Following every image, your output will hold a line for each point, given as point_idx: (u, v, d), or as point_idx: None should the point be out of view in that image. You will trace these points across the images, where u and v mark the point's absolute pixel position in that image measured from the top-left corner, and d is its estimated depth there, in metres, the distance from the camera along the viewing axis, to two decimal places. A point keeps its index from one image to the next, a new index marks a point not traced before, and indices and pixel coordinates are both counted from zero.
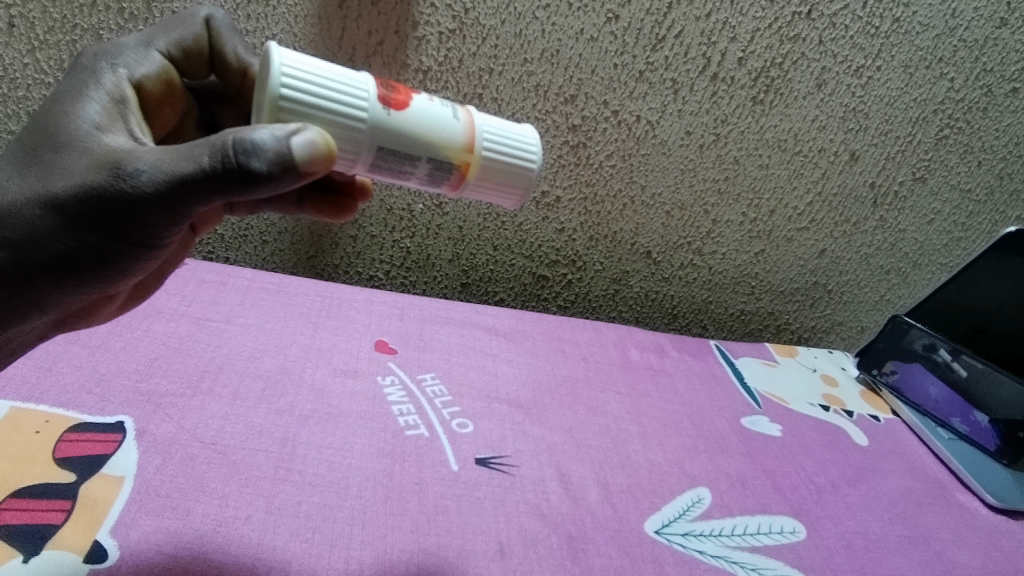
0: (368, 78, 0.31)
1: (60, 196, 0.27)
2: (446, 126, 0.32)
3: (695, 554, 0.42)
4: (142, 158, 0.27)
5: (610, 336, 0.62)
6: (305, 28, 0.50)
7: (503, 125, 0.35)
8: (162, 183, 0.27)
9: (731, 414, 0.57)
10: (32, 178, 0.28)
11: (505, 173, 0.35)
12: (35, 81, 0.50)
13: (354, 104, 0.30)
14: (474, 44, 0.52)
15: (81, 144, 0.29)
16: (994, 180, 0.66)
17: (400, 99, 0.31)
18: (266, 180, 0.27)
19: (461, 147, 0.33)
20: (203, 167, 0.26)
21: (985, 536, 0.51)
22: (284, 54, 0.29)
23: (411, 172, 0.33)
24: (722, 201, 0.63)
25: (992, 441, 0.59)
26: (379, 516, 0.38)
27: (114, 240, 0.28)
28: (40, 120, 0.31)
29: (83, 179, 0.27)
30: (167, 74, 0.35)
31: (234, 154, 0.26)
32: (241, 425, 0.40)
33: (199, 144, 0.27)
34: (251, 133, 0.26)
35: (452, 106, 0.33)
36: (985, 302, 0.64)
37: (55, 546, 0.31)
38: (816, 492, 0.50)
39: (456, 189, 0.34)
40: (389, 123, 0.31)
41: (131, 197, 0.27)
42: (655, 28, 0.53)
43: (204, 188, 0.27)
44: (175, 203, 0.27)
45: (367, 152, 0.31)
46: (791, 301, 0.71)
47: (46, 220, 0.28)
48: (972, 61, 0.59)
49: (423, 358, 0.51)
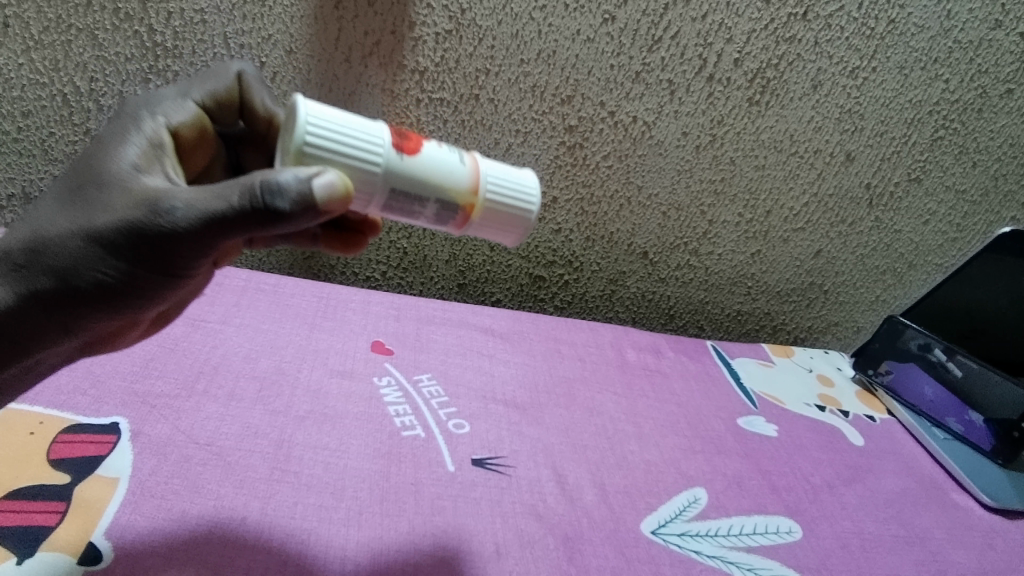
0: (385, 127, 0.32)
1: (97, 230, 0.28)
2: (453, 170, 0.33)
3: (692, 554, 0.42)
4: (175, 196, 0.27)
5: (607, 336, 0.62)
6: (301, 28, 0.50)
7: (507, 170, 0.35)
8: (193, 220, 0.27)
9: (727, 414, 0.57)
10: (71, 215, 0.29)
11: (508, 216, 0.35)
12: (31, 82, 0.50)
13: (374, 150, 0.31)
14: (470, 45, 0.52)
15: (118, 183, 0.29)
16: (989, 181, 0.66)
17: (411, 143, 0.32)
18: (291, 217, 0.27)
19: (468, 189, 0.33)
20: (232, 205, 0.26)
21: (981, 535, 0.51)
22: (310, 105, 0.30)
23: (421, 212, 0.33)
24: (719, 202, 0.63)
25: (987, 441, 0.59)
26: (376, 516, 0.37)
27: (147, 274, 0.28)
28: (82, 159, 0.31)
29: (119, 216, 0.28)
30: (201, 121, 0.36)
31: (262, 194, 0.26)
32: (237, 426, 0.40)
33: (229, 185, 0.27)
34: (277, 174, 0.26)
35: (459, 151, 0.34)
36: (971, 301, 0.65)
37: (49, 548, 0.31)
38: (812, 492, 0.50)
39: (461, 228, 0.34)
40: (403, 167, 0.31)
41: (164, 234, 0.27)
42: (652, 29, 0.53)
43: (235, 226, 0.27)
44: (204, 241, 0.27)
45: (381, 192, 0.31)
46: (786, 302, 0.71)
47: (83, 254, 0.28)
48: (967, 62, 0.60)
49: (420, 359, 0.51)
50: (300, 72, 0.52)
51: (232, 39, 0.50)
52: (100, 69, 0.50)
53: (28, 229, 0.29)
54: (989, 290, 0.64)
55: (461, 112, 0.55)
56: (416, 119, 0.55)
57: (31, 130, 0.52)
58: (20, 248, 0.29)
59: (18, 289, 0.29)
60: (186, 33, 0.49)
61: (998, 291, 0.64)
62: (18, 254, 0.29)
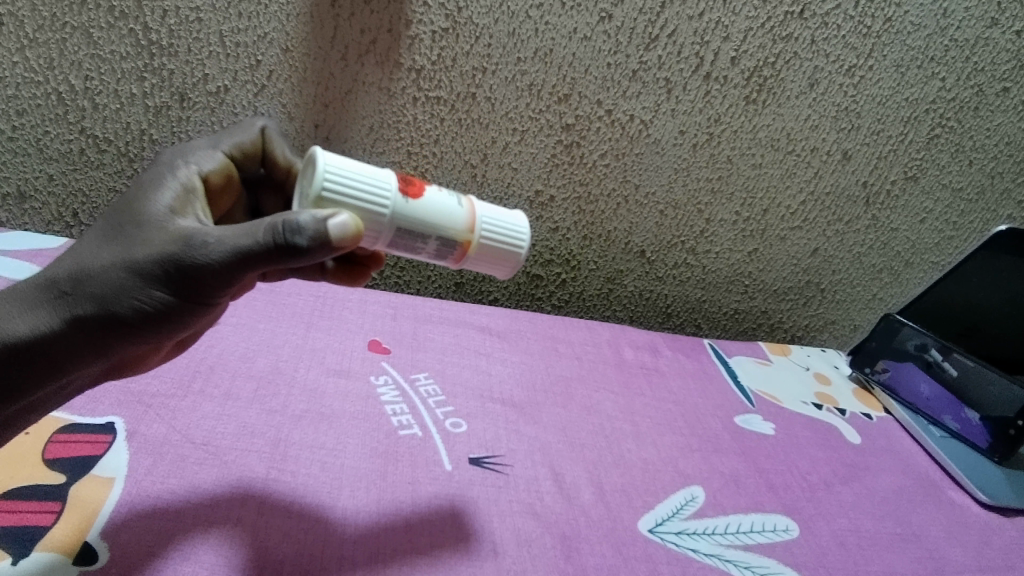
0: (392, 174, 0.36)
1: (135, 261, 0.30)
2: (452, 211, 0.37)
3: (690, 552, 0.42)
4: (208, 232, 0.30)
5: (604, 335, 0.62)
6: (297, 26, 0.50)
7: (498, 213, 0.39)
8: (225, 253, 0.30)
9: (724, 412, 0.57)
10: (110, 251, 0.31)
11: (497, 253, 0.39)
12: (26, 80, 0.49)
13: (382, 196, 0.34)
14: (467, 43, 0.52)
15: (155, 221, 0.32)
16: (986, 179, 0.66)
17: (415, 188, 0.36)
18: (310, 251, 0.30)
19: (464, 229, 0.37)
20: (258, 241, 0.29)
21: (977, 533, 0.51)
22: (328, 157, 0.34)
23: (422, 248, 0.37)
24: (716, 201, 0.63)
25: (983, 439, 0.59)
26: (372, 515, 0.37)
27: (178, 302, 0.31)
28: (121, 200, 0.35)
29: (157, 250, 0.30)
30: (228, 171, 0.40)
31: (288, 230, 0.29)
32: (233, 426, 0.40)
33: (255, 224, 0.30)
34: (297, 215, 0.30)
35: (457, 196, 0.38)
36: (961, 298, 0.65)
37: (44, 548, 0.31)
38: (809, 490, 0.50)
39: (457, 262, 0.39)
40: (408, 211, 0.35)
41: (197, 266, 0.30)
42: (648, 28, 0.53)
43: (263, 259, 0.30)
44: (232, 272, 0.30)
45: (388, 231, 0.35)
46: (783, 300, 0.72)
47: (120, 284, 0.30)
48: (963, 61, 0.60)
49: (417, 358, 0.51)
50: (296, 70, 0.52)
51: (228, 37, 0.50)
52: (95, 67, 0.50)
53: (68, 263, 0.32)
54: (981, 287, 0.64)
55: (457, 111, 0.55)
56: (412, 117, 0.55)
57: (26, 129, 0.51)
58: (59, 280, 0.31)
59: (53, 319, 0.30)
60: (181, 31, 0.49)
61: (988, 287, 0.64)
62: (56, 286, 0.31)
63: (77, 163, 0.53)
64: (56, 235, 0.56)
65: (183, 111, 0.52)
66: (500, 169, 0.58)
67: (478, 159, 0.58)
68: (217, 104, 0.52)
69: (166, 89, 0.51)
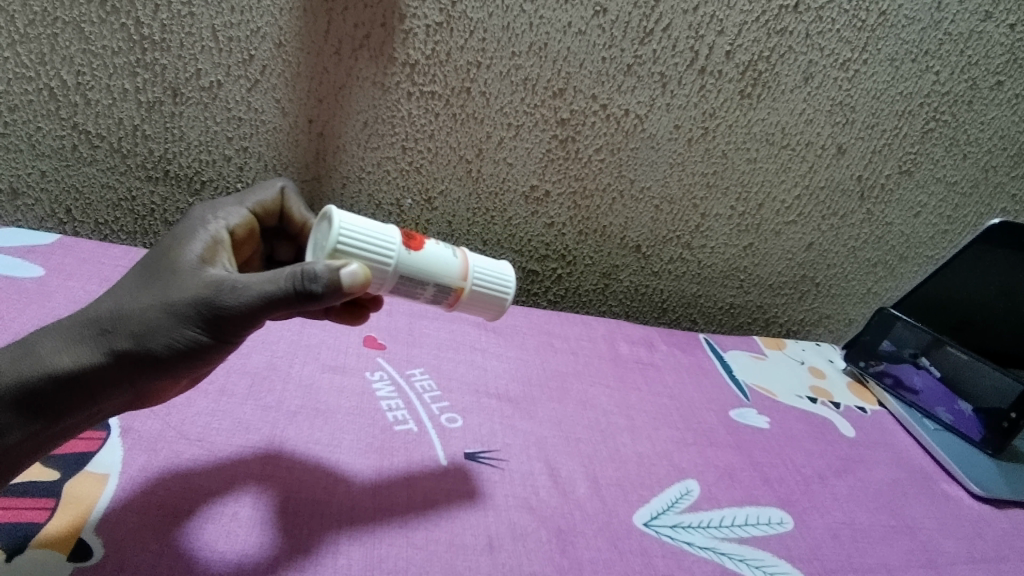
0: (395, 230, 0.38)
1: (170, 302, 0.32)
2: (448, 262, 0.39)
3: (685, 546, 0.42)
4: (236, 278, 0.32)
5: (600, 330, 0.62)
6: (290, 21, 0.50)
7: (490, 263, 0.42)
8: (252, 297, 0.31)
9: (719, 407, 0.57)
10: (143, 294, 0.33)
11: (488, 300, 0.42)
12: (17, 76, 0.49)
13: (387, 252, 0.37)
14: (461, 37, 0.52)
15: (187, 266, 0.34)
16: (980, 173, 0.67)
17: (417, 241, 0.38)
18: (327, 297, 0.32)
19: (458, 276, 0.40)
20: (281, 287, 0.31)
21: (970, 524, 0.52)
22: (343, 216, 0.36)
23: (421, 292, 0.39)
24: (711, 195, 0.63)
25: (977, 431, 0.60)
26: (368, 510, 0.37)
27: (208, 342, 0.32)
28: (155, 247, 0.36)
29: (189, 292, 0.32)
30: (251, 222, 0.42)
31: (306, 278, 0.31)
32: (228, 422, 0.40)
33: (279, 271, 0.32)
34: (314, 264, 0.32)
35: (452, 247, 0.41)
36: (955, 291, 0.65)
37: (39, 546, 0.31)
38: (804, 483, 0.50)
39: (451, 306, 0.41)
40: (410, 262, 0.38)
41: (225, 308, 0.31)
42: (643, 22, 0.53)
43: (285, 304, 0.31)
44: (256, 315, 0.32)
45: (392, 278, 0.37)
46: (779, 295, 0.72)
47: (153, 324, 0.31)
48: (957, 54, 0.60)
49: (412, 354, 0.51)
50: (289, 65, 0.51)
51: (221, 31, 0.49)
52: (87, 62, 0.49)
53: (104, 304, 0.33)
54: (974, 279, 0.65)
55: (452, 105, 0.55)
56: (407, 112, 0.55)
57: (18, 125, 0.51)
58: (96, 319, 0.32)
59: (90, 354, 0.31)
60: (174, 25, 0.49)
61: (981, 279, 0.65)
62: (94, 324, 0.32)
63: (69, 158, 0.53)
64: (49, 231, 0.56)
65: (176, 106, 0.52)
66: (495, 164, 0.58)
67: (473, 154, 0.57)
68: (210, 99, 0.52)
69: (159, 84, 0.51)
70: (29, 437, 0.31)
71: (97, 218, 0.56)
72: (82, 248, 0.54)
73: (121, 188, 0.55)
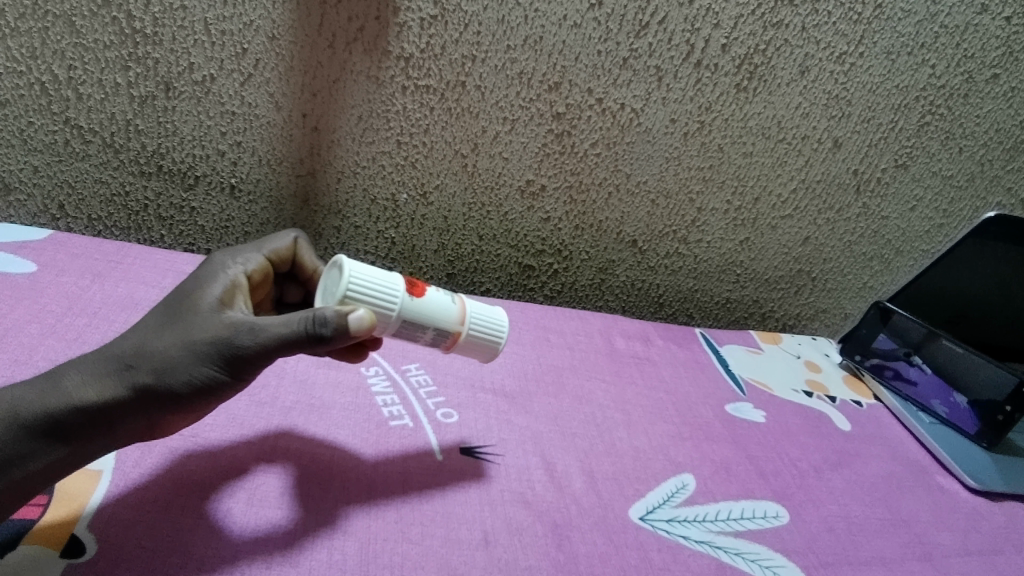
0: (401, 277, 0.38)
1: (191, 342, 0.32)
2: (446, 307, 0.39)
3: (680, 539, 0.42)
4: (255, 319, 0.32)
5: (596, 325, 0.62)
6: (283, 13, 0.49)
7: (485, 308, 0.42)
8: (268, 338, 0.32)
9: (715, 401, 0.57)
10: (164, 332, 0.33)
11: (485, 346, 0.41)
12: (7, 70, 0.49)
13: (391, 299, 0.37)
14: (456, 30, 0.51)
15: (206, 307, 0.34)
16: (975, 166, 0.66)
17: (419, 288, 0.38)
18: (336, 341, 0.32)
19: (457, 321, 0.40)
20: (295, 330, 0.32)
21: (965, 517, 0.52)
22: (353, 265, 0.36)
23: (422, 335, 0.39)
24: (708, 189, 0.63)
25: (972, 424, 0.60)
26: (363, 505, 0.37)
27: (225, 379, 0.32)
28: (176, 288, 0.36)
29: (210, 332, 0.32)
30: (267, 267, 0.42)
31: (317, 322, 0.32)
32: (222, 417, 0.40)
33: (294, 314, 0.33)
34: (325, 309, 0.32)
35: (451, 293, 0.41)
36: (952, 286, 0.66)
37: (30, 542, 0.30)
38: (799, 476, 0.51)
39: (449, 349, 0.41)
40: (413, 307, 0.38)
41: (242, 348, 0.31)
42: (638, 15, 0.53)
43: (298, 347, 0.32)
44: (271, 356, 0.32)
45: (394, 324, 0.37)
46: (775, 289, 0.72)
47: (173, 361, 0.31)
48: (953, 47, 0.59)
49: (408, 350, 0.51)
50: (283, 59, 0.51)
51: (213, 25, 0.49)
52: (78, 56, 0.49)
53: (126, 339, 0.33)
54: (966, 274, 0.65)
55: (447, 99, 0.54)
56: (401, 106, 0.54)
57: (10, 120, 0.51)
58: (119, 354, 0.32)
59: (112, 387, 0.31)
60: (166, 19, 0.48)
61: (973, 274, 0.65)
62: (116, 358, 0.32)
63: (62, 154, 0.53)
64: (42, 227, 0.56)
65: (169, 100, 0.52)
66: (491, 158, 0.58)
67: (469, 148, 0.57)
68: (204, 93, 0.52)
69: (151, 78, 0.51)
70: (49, 465, 0.30)
71: (90, 213, 0.56)
72: (75, 243, 0.53)
73: (115, 183, 0.55)
